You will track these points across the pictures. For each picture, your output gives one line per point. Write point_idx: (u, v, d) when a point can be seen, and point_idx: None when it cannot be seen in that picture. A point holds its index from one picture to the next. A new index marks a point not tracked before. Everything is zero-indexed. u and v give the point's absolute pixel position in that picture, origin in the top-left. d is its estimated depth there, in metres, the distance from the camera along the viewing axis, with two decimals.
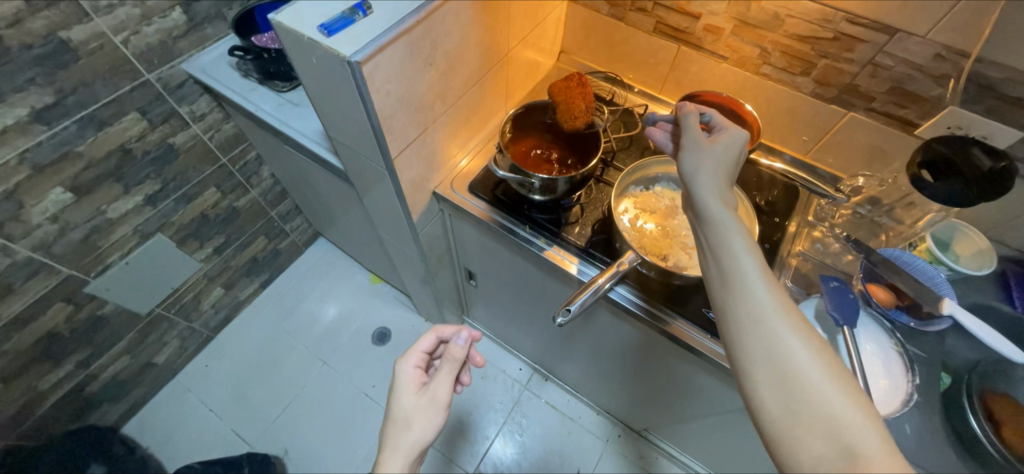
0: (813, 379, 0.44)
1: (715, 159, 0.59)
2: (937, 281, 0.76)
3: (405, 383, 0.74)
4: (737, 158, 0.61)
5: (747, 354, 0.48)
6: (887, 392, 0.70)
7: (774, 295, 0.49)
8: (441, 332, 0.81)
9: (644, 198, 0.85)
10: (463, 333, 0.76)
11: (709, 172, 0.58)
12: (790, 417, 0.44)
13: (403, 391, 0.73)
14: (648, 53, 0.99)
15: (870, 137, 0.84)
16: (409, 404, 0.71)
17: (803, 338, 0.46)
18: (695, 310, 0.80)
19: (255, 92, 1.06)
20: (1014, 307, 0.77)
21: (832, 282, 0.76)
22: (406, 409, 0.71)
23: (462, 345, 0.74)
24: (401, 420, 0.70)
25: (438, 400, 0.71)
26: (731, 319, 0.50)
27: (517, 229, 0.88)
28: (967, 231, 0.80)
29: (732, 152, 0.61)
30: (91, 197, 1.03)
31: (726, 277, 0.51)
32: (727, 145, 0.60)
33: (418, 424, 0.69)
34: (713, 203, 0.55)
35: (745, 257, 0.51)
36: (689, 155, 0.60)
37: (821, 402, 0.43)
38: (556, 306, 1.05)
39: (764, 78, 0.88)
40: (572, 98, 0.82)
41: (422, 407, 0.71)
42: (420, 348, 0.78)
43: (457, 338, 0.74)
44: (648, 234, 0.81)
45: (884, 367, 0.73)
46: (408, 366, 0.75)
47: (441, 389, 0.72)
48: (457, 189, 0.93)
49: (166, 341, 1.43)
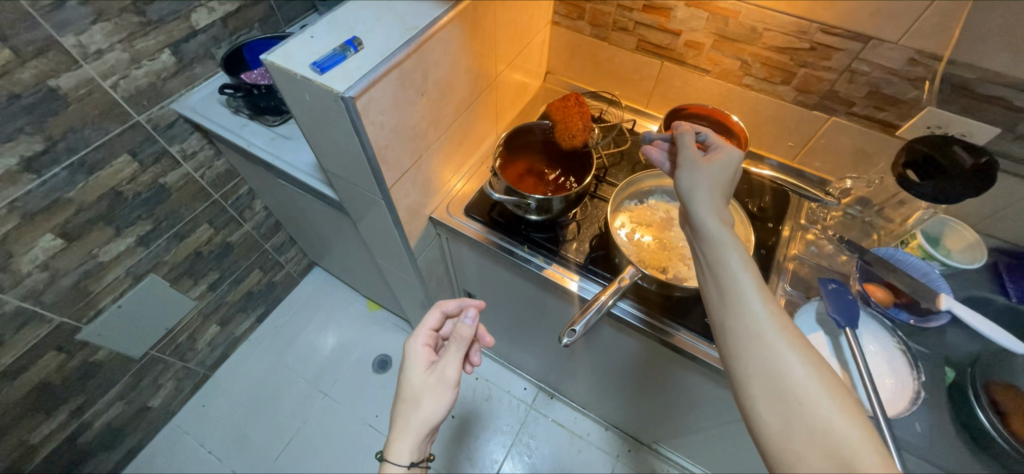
0: (811, 393, 0.44)
1: (711, 178, 0.61)
2: (932, 277, 0.77)
3: (414, 361, 0.73)
4: (734, 177, 0.63)
5: (745, 367, 0.48)
6: (894, 391, 0.71)
7: (771, 309, 0.49)
8: (449, 308, 0.79)
9: (639, 212, 0.86)
10: (472, 309, 0.72)
11: (706, 191, 0.60)
12: (789, 431, 0.44)
13: (412, 368, 0.72)
14: (632, 70, 1.02)
15: (854, 140, 0.86)
16: (418, 382, 0.70)
17: (801, 352, 0.47)
18: (698, 320, 0.80)
19: (246, 128, 1.07)
20: (1009, 298, 0.78)
21: (831, 284, 0.77)
22: (416, 387, 0.70)
23: (471, 325, 0.71)
24: (411, 399, 0.69)
25: (447, 378, 0.70)
26: (729, 333, 0.50)
27: (516, 249, 0.88)
28: (955, 226, 0.82)
29: (728, 171, 0.62)
30: (83, 242, 1.02)
31: (723, 292, 0.52)
32: (722, 165, 0.62)
33: (427, 402, 0.69)
34: (710, 220, 0.57)
35: (742, 273, 0.52)
36: (686, 173, 0.62)
37: (820, 416, 0.43)
38: (559, 324, 1.04)
39: (747, 89, 0.91)
40: (569, 117, 0.86)
41: (431, 385, 0.70)
42: (428, 326, 0.76)
43: (467, 316, 0.72)
44: (646, 247, 0.81)
45: (890, 366, 0.73)
46: (417, 344, 0.74)
47: (450, 369, 0.71)
48: (453, 212, 0.93)
49: (161, 383, 1.40)
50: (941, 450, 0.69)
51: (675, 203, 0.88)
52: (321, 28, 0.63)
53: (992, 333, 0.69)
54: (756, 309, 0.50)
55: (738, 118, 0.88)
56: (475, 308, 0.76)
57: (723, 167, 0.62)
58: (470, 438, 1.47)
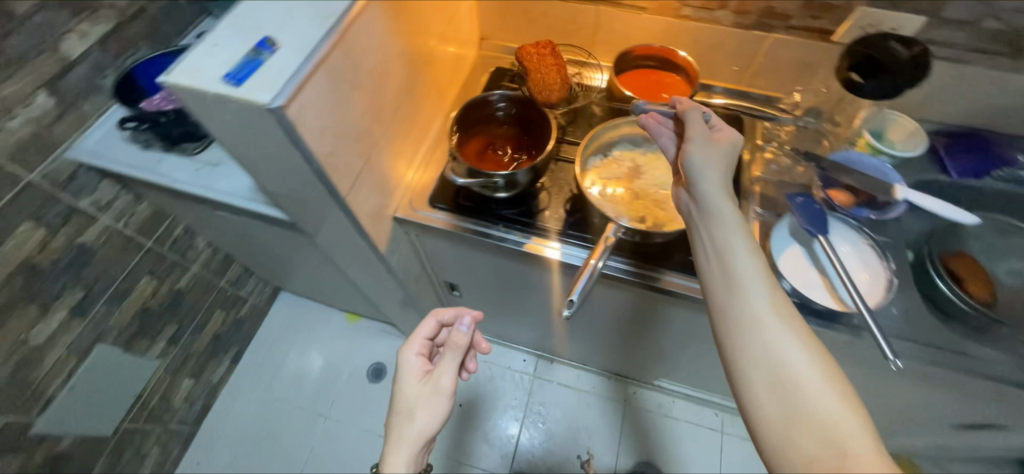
0: (808, 378, 0.44)
1: (715, 160, 0.60)
2: (885, 170, 0.81)
3: (409, 370, 0.72)
4: (735, 158, 0.62)
5: (744, 353, 0.48)
6: (869, 284, 0.75)
7: (772, 297, 0.50)
8: (443, 316, 0.79)
9: (606, 166, 0.85)
10: (465, 318, 0.74)
11: (711, 176, 0.59)
12: (785, 415, 0.44)
13: (405, 378, 0.71)
14: (569, 22, 0.98)
15: (793, 54, 0.88)
16: (411, 391, 0.69)
17: (803, 343, 0.47)
18: (683, 259, 0.81)
19: (164, 163, 0.95)
20: (950, 175, 0.83)
21: (798, 198, 0.80)
22: (408, 396, 0.69)
23: (466, 332, 0.72)
24: (404, 410, 0.67)
25: (441, 387, 0.69)
26: (725, 316, 0.51)
27: (491, 230, 0.85)
28: (897, 118, 0.86)
29: (731, 159, 0.62)
30: (4, 330, 0.89)
31: (724, 276, 0.52)
32: (722, 147, 0.62)
33: (422, 413, 0.67)
34: (717, 202, 0.57)
35: (745, 260, 0.52)
36: (691, 155, 0.61)
37: (815, 401, 0.43)
38: (545, 295, 1.03)
39: (686, 21, 0.89)
40: (546, 69, 0.84)
41: (425, 396, 0.68)
42: (422, 335, 0.76)
43: (461, 325, 0.72)
44: (620, 201, 0.81)
45: (861, 262, 0.77)
46: (411, 354, 0.73)
47: (444, 377, 0.70)
48: (418, 207, 0.88)
49: (145, 452, 1.29)
50: (916, 326, 0.74)
51: (638, 150, 0.86)
52: (223, 32, 0.55)
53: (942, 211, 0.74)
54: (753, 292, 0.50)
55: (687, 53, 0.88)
56: (470, 316, 0.75)
57: (725, 150, 0.62)
58: (484, 420, 1.47)
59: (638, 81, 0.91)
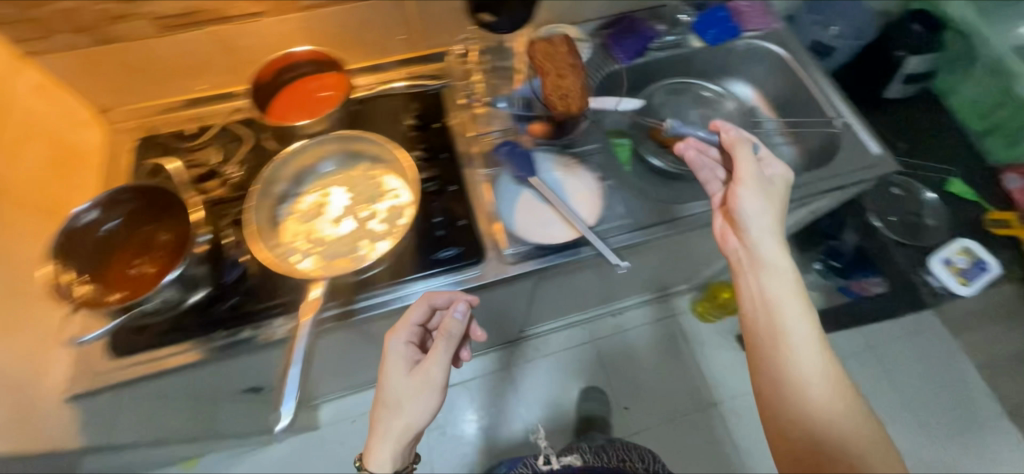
0: (843, 425, 0.52)
1: (751, 201, 0.64)
2: (564, 89, 0.86)
3: (397, 362, 0.65)
4: (777, 189, 0.66)
5: (783, 389, 0.55)
6: (589, 201, 0.81)
7: (823, 353, 0.56)
8: (437, 300, 0.69)
9: (303, 206, 0.72)
10: (459, 303, 0.67)
11: (771, 225, 0.64)
12: (814, 451, 0.51)
13: (392, 370, 0.64)
14: (188, 54, 0.78)
15: (440, 6, 0.83)
16: (400, 383, 0.63)
17: (836, 388, 0.54)
18: (429, 261, 0.74)
19: None
20: (620, 62, 0.95)
21: (505, 147, 0.81)
22: (397, 390, 0.63)
23: (461, 319, 0.65)
24: (392, 402, 0.62)
25: (433, 378, 0.63)
26: (764, 344, 0.58)
27: (210, 339, 0.67)
28: (562, 29, 0.91)
29: (780, 203, 0.66)
30: None
31: (771, 322, 0.58)
32: (762, 181, 0.65)
33: (411, 406, 0.62)
34: (769, 245, 0.62)
35: (799, 315, 0.58)
36: (745, 193, 0.64)
37: (845, 442, 0.51)
38: (348, 353, 0.91)
39: (314, 11, 0.77)
40: (293, 98, 0.75)
41: (415, 388, 0.63)
42: (411, 321, 0.67)
43: (456, 312, 0.65)
44: (329, 243, 0.70)
45: (578, 182, 0.81)
46: (401, 342, 0.65)
47: (436, 368, 0.64)
48: (100, 369, 0.65)
49: None
50: (642, 212, 0.82)
51: (330, 171, 0.75)
52: None
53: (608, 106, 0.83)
54: (796, 332, 0.57)
55: (306, 47, 0.73)
56: (467, 300, 0.68)
57: (763, 186, 0.65)
58: (501, 384, 1.39)
59: (293, 100, 0.75)
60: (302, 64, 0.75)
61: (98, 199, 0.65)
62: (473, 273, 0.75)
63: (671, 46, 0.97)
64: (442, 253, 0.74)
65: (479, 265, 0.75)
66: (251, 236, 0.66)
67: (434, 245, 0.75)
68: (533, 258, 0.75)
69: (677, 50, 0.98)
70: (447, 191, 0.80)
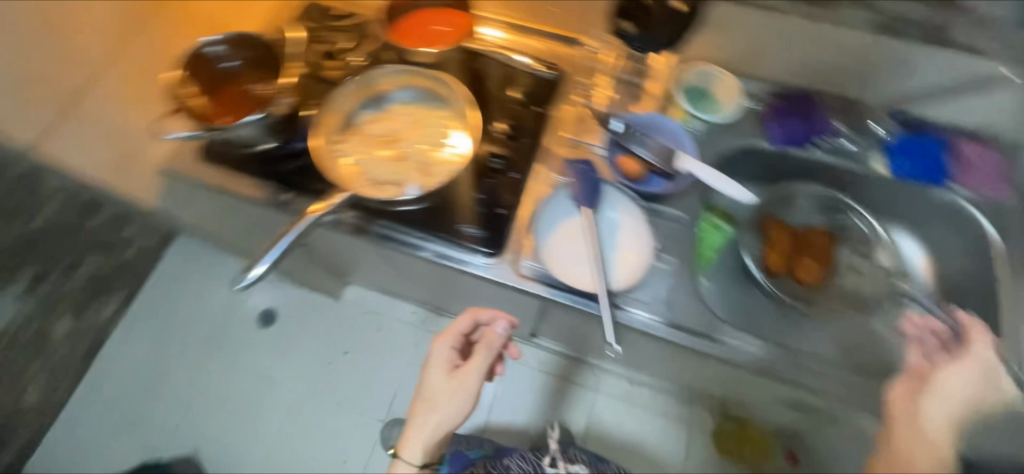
0: None
1: (923, 409, 0.64)
2: (682, 138, 0.75)
3: (439, 362, 0.72)
4: (975, 405, 0.61)
5: None
6: (632, 265, 0.71)
7: None
8: (481, 315, 0.74)
9: (380, 122, 0.76)
10: (502, 323, 0.73)
11: (938, 420, 0.63)
12: None
13: (435, 369, 0.72)
14: None
15: None
16: (441, 384, 0.71)
17: None
18: (451, 228, 0.73)
19: None
20: (770, 141, 0.80)
21: (580, 165, 0.75)
22: (438, 389, 0.71)
23: (501, 339, 0.73)
24: (432, 397, 0.71)
25: (470, 387, 0.71)
26: None
27: (255, 188, 0.76)
28: (720, 76, 0.80)
29: (962, 404, 0.61)
30: None
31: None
32: (949, 398, 0.63)
33: (447, 406, 0.70)
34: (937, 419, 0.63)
35: None
36: (907, 394, 0.66)
37: None
38: (363, 258, 0.98)
39: None
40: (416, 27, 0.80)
41: (452, 392, 0.70)
42: (457, 329, 0.73)
43: (498, 328, 0.73)
44: (379, 161, 0.74)
45: (637, 239, 0.72)
46: (445, 347, 0.72)
47: (474, 380, 0.71)
48: (185, 165, 0.78)
49: None
50: (684, 308, 0.71)
51: (419, 104, 0.77)
52: None
53: (716, 181, 0.71)
54: None
55: None
56: (507, 321, 0.74)
57: (946, 404, 0.63)
58: None
59: (417, 22, 0.79)
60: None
61: (228, 37, 0.74)
62: (482, 263, 0.73)
63: (846, 156, 0.78)
64: (467, 228, 0.73)
65: (492, 259, 0.73)
66: (319, 123, 0.74)
67: (464, 217, 0.73)
68: (544, 282, 0.72)
69: (851, 163, 0.78)
70: (508, 176, 0.76)
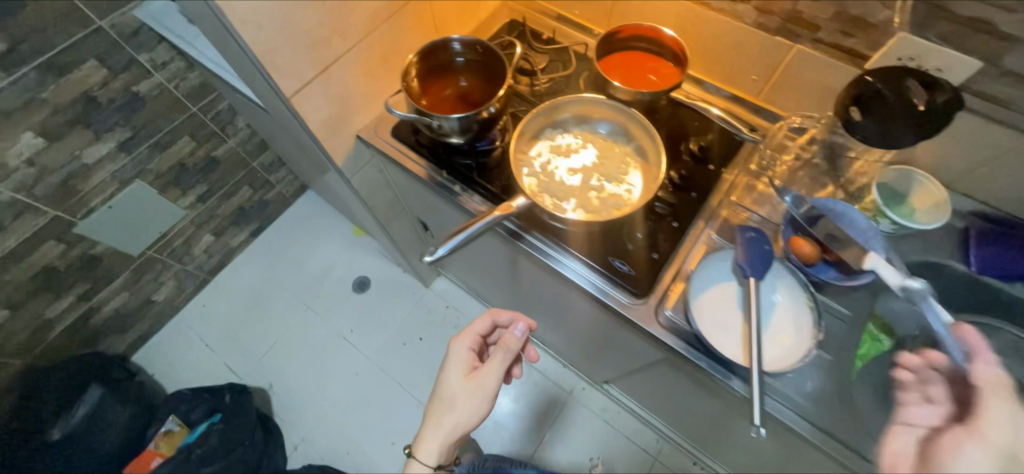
0: None
1: None
2: (869, 235, 0.65)
3: (457, 363, 0.77)
4: None
5: None
6: (787, 349, 0.67)
7: None
8: (499, 318, 0.82)
9: (561, 142, 0.79)
10: (519, 325, 0.78)
11: None
12: None
13: (453, 369, 0.77)
14: None
15: (819, 77, 0.75)
16: (457, 383, 0.75)
17: None
18: (603, 259, 0.75)
19: (200, 39, 1.10)
20: (968, 265, 0.70)
21: (749, 233, 0.71)
22: (453, 389, 0.75)
23: (518, 339, 0.76)
24: (448, 398, 0.75)
25: (486, 387, 0.75)
26: None
27: (436, 173, 0.86)
28: (926, 182, 0.73)
29: None
30: (63, 142, 1.11)
31: None
32: None
33: (463, 406, 0.74)
34: None
35: None
36: None
37: None
38: (490, 257, 1.03)
39: (706, 8, 0.78)
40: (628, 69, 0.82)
41: (469, 391, 0.74)
42: (476, 331, 0.81)
43: (515, 330, 0.77)
44: (555, 178, 0.76)
45: (794, 323, 0.69)
46: (463, 347, 0.78)
47: (490, 379, 0.75)
48: (381, 134, 0.89)
49: (162, 281, 1.55)
50: (824, 409, 0.67)
51: (602, 135, 0.80)
52: None
53: (910, 293, 0.60)
54: None
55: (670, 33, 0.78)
56: (525, 325, 0.80)
57: None
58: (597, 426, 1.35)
59: (629, 65, 0.82)
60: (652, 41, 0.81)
61: (467, 38, 0.80)
62: (623, 300, 0.74)
63: None
64: (618, 263, 0.74)
65: (636, 299, 0.73)
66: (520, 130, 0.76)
67: (618, 251, 0.75)
68: (678, 336, 0.71)
69: None
70: (667, 224, 0.76)
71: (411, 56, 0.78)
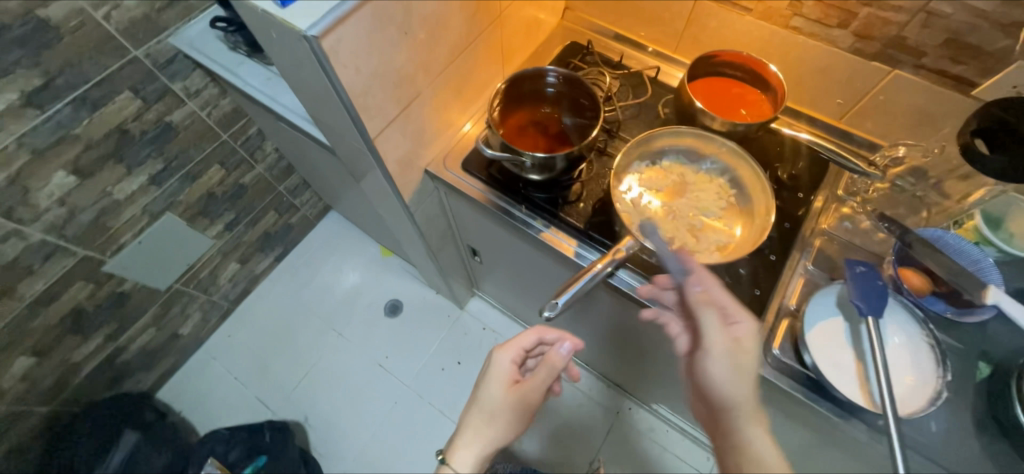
0: None
1: None
2: (982, 266, 0.64)
3: (499, 375, 0.73)
4: None
5: None
6: (910, 391, 0.65)
7: None
8: (546, 335, 0.78)
9: (652, 174, 0.76)
10: (567, 342, 0.73)
11: None
12: None
13: (494, 380, 0.73)
14: (661, 7, 0.86)
15: (918, 103, 0.72)
16: (499, 396, 0.71)
17: None
18: None
19: (244, 66, 1.05)
20: None
21: (858, 267, 0.69)
22: (495, 401, 0.71)
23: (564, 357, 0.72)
24: (490, 410, 0.70)
25: (530, 402, 0.71)
26: None
27: (513, 209, 0.82)
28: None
29: None
30: (95, 179, 1.04)
31: None
32: None
33: (503, 420, 0.70)
34: None
35: None
36: None
37: None
38: (554, 287, 1.00)
39: (796, 33, 0.76)
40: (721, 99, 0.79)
41: (512, 405, 0.70)
42: (521, 345, 0.76)
43: (561, 347, 0.72)
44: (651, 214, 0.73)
45: (913, 363, 0.67)
46: (505, 358, 0.74)
47: (536, 394, 0.71)
48: (450, 167, 0.85)
49: (189, 313, 1.48)
50: (952, 451, 0.64)
51: (693, 166, 0.77)
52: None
53: None
54: None
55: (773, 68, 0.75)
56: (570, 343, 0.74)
57: None
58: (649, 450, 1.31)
59: (721, 93, 0.80)
60: (751, 71, 0.78)
61: (563, 71, 0.76)
62: None
63: None
64: None
65: None
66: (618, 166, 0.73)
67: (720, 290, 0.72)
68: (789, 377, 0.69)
69: None
70: (765, 257, 0.74)
71: (500, 85, 0.75)
